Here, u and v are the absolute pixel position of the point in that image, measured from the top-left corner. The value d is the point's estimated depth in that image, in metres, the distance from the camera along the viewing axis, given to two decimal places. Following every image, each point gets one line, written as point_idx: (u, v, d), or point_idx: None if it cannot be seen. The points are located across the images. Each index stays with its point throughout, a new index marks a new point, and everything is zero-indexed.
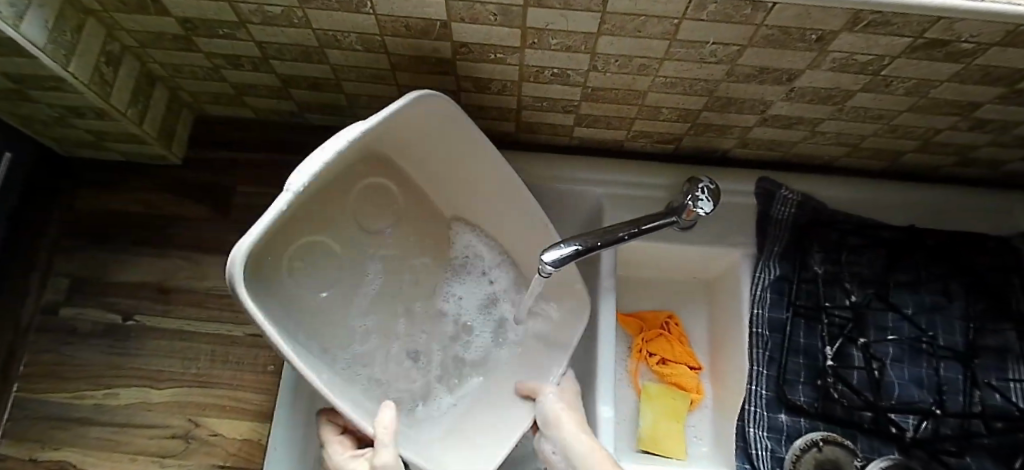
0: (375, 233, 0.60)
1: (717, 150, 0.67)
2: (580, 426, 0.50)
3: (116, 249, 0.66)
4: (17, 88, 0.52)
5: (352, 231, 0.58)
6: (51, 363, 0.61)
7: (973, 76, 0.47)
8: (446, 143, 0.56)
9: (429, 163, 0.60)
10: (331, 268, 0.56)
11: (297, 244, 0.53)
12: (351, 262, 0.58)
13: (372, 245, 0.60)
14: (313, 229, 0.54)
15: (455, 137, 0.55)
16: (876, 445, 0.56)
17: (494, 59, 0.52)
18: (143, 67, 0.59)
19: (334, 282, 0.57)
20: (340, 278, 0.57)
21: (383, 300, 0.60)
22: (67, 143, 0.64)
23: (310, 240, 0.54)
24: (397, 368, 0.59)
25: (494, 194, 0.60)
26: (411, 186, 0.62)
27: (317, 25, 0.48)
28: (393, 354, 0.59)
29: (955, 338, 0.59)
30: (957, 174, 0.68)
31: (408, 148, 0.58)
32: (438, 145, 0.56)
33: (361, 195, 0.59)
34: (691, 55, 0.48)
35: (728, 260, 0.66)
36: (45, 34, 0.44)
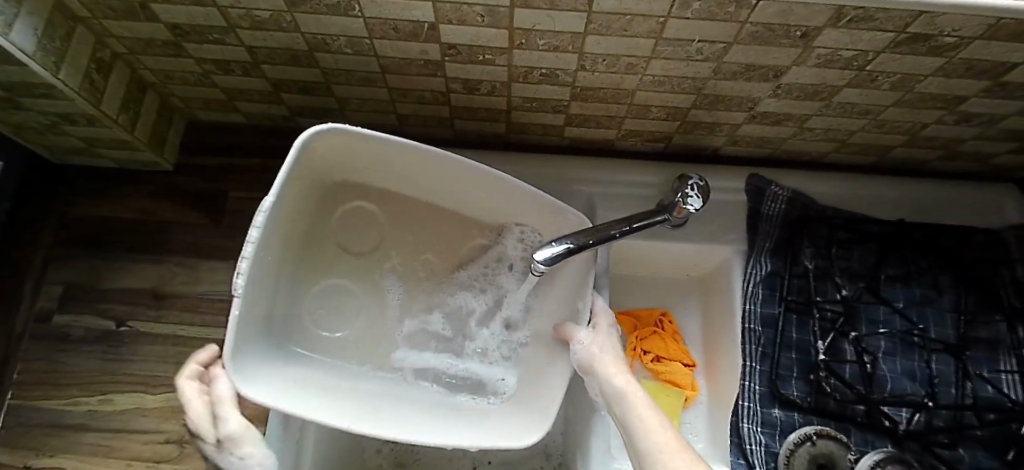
0: (374, 249, 0.60)
1: (707, 147, 0.68)
2: (620, 368, 0.49)
3: (109, 256, 0.66)
4: (7, 95, 0.52)
5: (346, 258, 0.59)
6: (44, 371, 0.61)
7: (957, 69, 0.48)
8: (383, 155, 0.51)
9: (388, 170, 0.56)
10: (350, 303, 0.59)
11: (313, 294, 0.57)
12: (366, 288, 0.59)
13: (376, 261, 0.60)
14: (325, 274, 0.58)
15: (376, 148, 0.49)
16: (869, 438, 0.57)
17: (482, 60, 0.52)
18: (134, 74, 0.59)
19: (361, 310, 0.59)
20: (363, 307, 0.59)
21: (407, 301, 0.60)
22: (59, 150, 0.65)
23: (326, 283, 0.58)
24: (449, 356, 0.60)
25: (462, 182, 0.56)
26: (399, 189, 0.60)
27: (306, 29, 0.49)
28: (437, 345, 0.60)
29: (946, 331, 0.59)
30: (945, 168, 0.68)
31: (366, 165, 0.55)
32: (374, 156, 0.52)
33: (343, 218, 0.59)
34: (677, 53, 0.49)
35: (719, 257, 0.67)
36: (34, 41, 0.45)
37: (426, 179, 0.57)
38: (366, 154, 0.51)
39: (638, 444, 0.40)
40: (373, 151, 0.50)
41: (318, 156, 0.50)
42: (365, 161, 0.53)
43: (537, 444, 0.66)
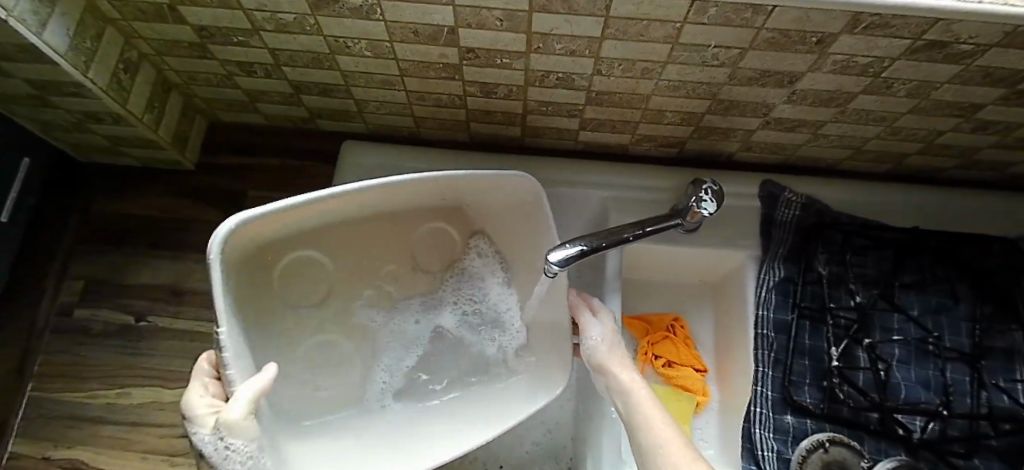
0: (329, 289, 0.59)
1: (721, 153, 0.68)
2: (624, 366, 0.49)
3: (130, 252, 0.67)
4: (37, 94, 0.53)
5: (301, 316, 0.58)
6: (65, 364, 0.62)
7: (973, 77, 0.48)
8: (305, 210, 0.48)
9: (324, 221, 0.53)
10: (335, 357, 0.59)
11: (302, 358, 0.57)
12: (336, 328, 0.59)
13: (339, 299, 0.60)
14: (299, 340, 0.57)
15: (298, 211, 0.47)
16: (882, 446, 0.56)
17: (499, 64, 0.53)
18: (159, 74, 0.60)
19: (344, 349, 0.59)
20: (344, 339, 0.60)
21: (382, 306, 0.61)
22: (84, 149, 0.66)
23: (305, 345, 0.57)
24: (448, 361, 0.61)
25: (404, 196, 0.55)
26: (337, 227, 0.57)
27: (328, 32, 0.50)
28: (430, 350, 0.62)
29: (961, 339, 0.59)
30: (961, 176, 0.68)
31: (306, 225, 0.52)
32: (300, 216, 0.49)
33: (288, 277, 0.56)
34: (693, 58, 0.49)
35: (732, 262, 0.67)
36: (66, 41, 0.46)
37: (370, 209, 0.55)
38: (292, 217, 0.48)
39: (640, 436, 0.42)
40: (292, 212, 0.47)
41: (246, 244, 0.47)
42: (289, 225, 0.50)
43: (547, 446, 0.66)
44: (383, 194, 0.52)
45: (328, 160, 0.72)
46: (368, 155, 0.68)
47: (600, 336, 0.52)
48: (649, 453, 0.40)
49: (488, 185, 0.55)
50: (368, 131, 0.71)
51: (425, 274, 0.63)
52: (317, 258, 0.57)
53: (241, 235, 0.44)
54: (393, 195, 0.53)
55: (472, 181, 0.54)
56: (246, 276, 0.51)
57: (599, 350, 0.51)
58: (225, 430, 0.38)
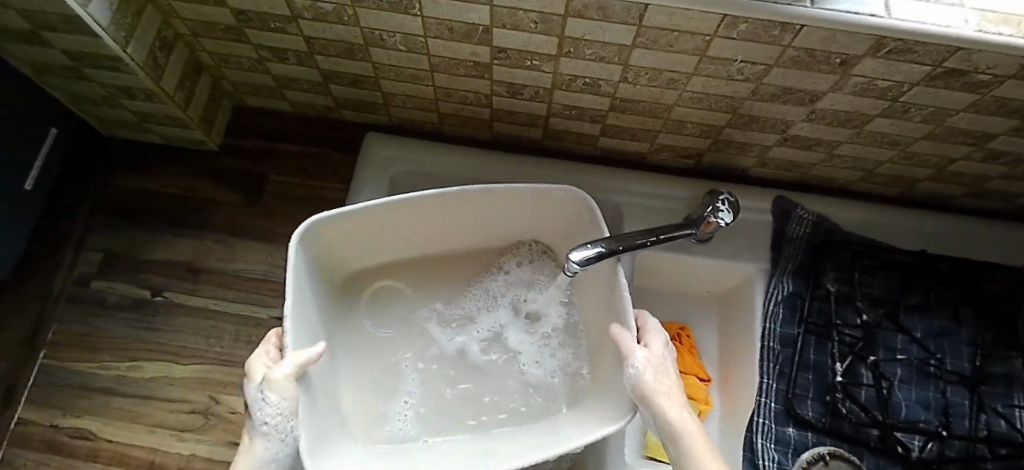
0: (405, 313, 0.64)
1: (737, 167, 0.69)
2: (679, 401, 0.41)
3: (150, 227, 0.68)
4: (74, 65, 0.54)
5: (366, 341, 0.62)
6: (79, 334, 0.63)
7: (989, 106, 0.49)
8: (365, 225, 0.55)
9: (382, 241, 0.60)
10: (397, 377, 0.61)
11: (375, 377, 0.60)
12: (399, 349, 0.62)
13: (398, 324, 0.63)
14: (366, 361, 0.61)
15: (356, 222, 0.54)
16: (881, 463, 0.57)
17: (529, 65, 0.54)
18: (192, 55, 0.62)
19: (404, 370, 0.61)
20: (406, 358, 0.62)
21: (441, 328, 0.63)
22: (111, 123, 0.67)
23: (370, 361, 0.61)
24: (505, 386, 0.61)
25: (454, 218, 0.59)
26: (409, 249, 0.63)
27: (365, 24, 0.51)
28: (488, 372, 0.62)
29: (962, 363, 0.60)
30: (970, 204, 0.69)
31: (366, 245, 0.59)
32: (360, 231, 0.56)
33: (376, 297, 0.64)
34: (719, 71, 0.51)
35: (741, 274, 0.68)
36: (110, 15, 0.47)
37: (423, 233, 0.61)
38: (354, 230, 0.55)
39: None
40: (351, 223, 0.54)
41: (317, 256, 0.54)
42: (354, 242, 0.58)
43: None
44: (429, 213, 0.57)
45: (350, 150, 0.73)
46: (386, 149, 0.69)
47: (648, 363, 0.43)
48: None
49: (520, 205, 0.58)
50: (392, 124, 0.72)
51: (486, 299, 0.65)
52: (400, 284, 0.64)
53: (314, 242, 0.52)
54: (439, 216, 0.58)
55: (502, 204, 0.58)
56: (322, 292, 0.58)
57: (645, 380, 0.42)
58: (269, 384, 0.39)
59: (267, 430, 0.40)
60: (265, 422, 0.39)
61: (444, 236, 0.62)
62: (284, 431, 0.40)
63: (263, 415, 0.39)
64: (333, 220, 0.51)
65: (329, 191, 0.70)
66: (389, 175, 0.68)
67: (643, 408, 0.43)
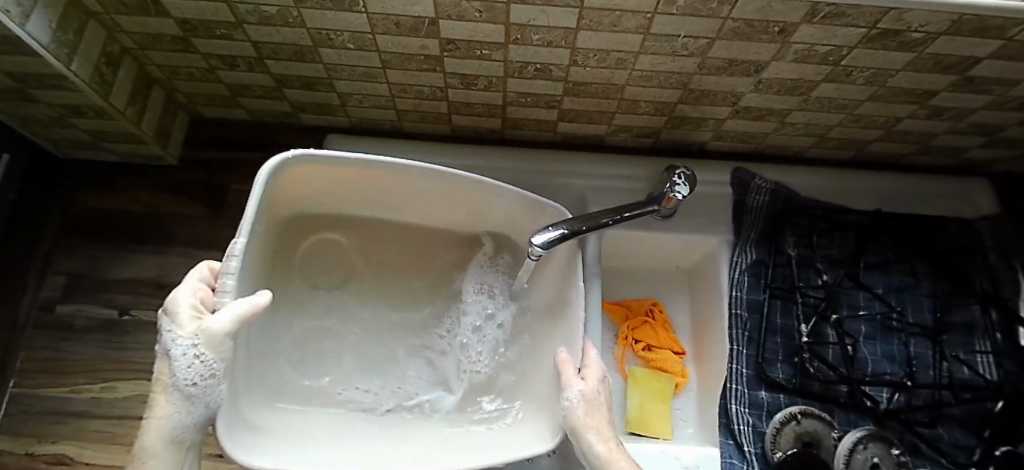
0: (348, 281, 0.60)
1: (694, 142, 0.71)
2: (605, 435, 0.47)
3: (113, 246, 0.67)
4: (19, 87, 0.53)
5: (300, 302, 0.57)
6: (47, 359, 0.62)
7: (925, 64, 0.51)
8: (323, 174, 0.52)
9: (338, 192, 0.56)
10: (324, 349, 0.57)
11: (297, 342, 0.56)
12: (344, 318, 0.58)
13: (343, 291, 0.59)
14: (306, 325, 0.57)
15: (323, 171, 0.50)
16: (852, 418, 0.59)
17: (479, 55, 0.55)
18: (142, 69, 0.61)
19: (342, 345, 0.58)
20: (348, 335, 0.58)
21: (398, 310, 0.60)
22: (64, 144, 0.66)
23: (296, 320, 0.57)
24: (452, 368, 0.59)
25: (420, 191, 0.56)
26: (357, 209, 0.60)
27: (311, 24, 0.51)
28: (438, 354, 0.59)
29: (923, 315, 0.62)
30: (918, 162, 0.72)
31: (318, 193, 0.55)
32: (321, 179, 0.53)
33: (313, 253, 0.59)
34: (664, 48, 0.51)
35: (707, 247, 0.69)
36: (49, 33, 0.47)
37: (378, 197, 0.58)
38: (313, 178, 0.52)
39: None
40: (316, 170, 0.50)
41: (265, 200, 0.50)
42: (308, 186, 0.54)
43: None
44: (391, 182, 0.54)
45: None
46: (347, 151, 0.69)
47: (580, 396, 0.48)
48: None
49: (511, 206, 0.57)
50: (351, 124, 0.72)
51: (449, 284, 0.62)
52: (342, 241, 0.60)
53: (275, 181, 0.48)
54: (403, 188, 0.55)
55: (488, 201, 0.57)
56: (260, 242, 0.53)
57: (575, 414, 0.47)
58: (202, 337, 0.38)
59: (192, 391, 0.38)
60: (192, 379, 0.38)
61: (400, 206, 0.59)
62: (208, 392, 0.39)
63: (190, 375, 0.38)
64: (300, 162, 0.48)
65: None
66: None
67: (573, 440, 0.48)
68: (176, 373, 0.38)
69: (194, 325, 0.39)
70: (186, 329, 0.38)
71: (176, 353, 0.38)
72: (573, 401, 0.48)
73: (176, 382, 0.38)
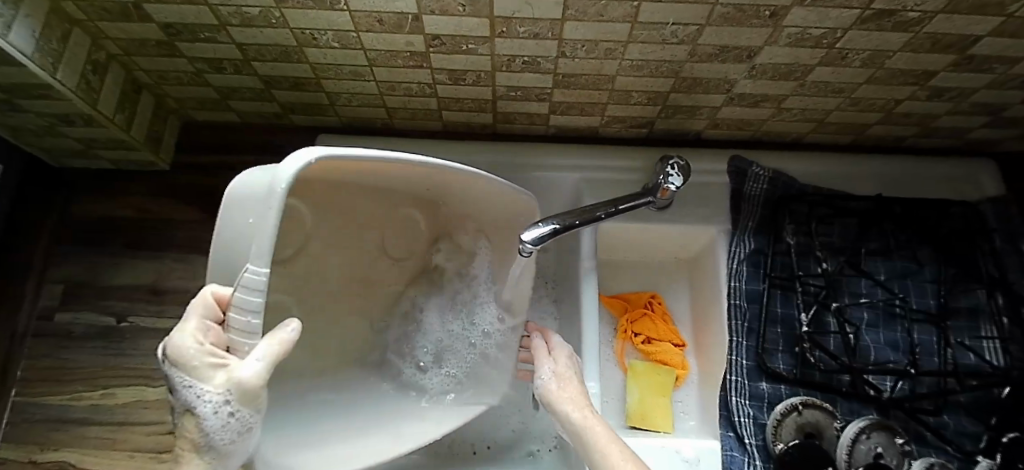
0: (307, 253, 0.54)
1: (690, 131, 0.69)
2: (576, 401, 0.50)
3: (109, 254, 0.67)
4: (6, 97, 0.53)
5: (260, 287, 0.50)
6: (47, 367, 0.63)
7: (923, 44, 0.50)
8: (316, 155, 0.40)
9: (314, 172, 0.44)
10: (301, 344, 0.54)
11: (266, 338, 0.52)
12: (323, 305, 0.56)
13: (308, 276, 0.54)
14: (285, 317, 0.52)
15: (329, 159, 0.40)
16: (854, 408, 0.58)
17: (466, 50, 0.54)
18: (129, 75, 0.61)
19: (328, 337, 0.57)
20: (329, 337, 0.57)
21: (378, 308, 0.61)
22: (57, 153, 0.66)
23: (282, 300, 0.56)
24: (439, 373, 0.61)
25: (430, 182, 0.51)
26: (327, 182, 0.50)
27: (294, 24, 0.50)
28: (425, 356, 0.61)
29: (927, 301, 0.61)
30: (919, 144, 0.70)
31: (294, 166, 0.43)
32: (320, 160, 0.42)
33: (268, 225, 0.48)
34: (653, 37, 0.50)
35: (705, 237, 0.68)
36: (33, 42, 0.46)
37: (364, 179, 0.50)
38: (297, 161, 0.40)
39: None
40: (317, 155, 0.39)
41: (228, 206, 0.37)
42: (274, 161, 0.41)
43: (523, 434, 0.66)
44: (412, 178, 0.48)
45: None
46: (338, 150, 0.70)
47: (551, 373, 0.53)
48: None
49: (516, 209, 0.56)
50: (342, 124, 0.72)
51: (408, 250, 0.62)
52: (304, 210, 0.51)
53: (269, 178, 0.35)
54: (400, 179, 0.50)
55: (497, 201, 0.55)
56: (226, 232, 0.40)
57: (549, 388, 0.52)
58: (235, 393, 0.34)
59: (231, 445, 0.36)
60: (229, 434, 0.36)
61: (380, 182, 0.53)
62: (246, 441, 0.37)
63: (228, 435, 0.35)
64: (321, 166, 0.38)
65: None
66: None
67: (550, 414, 0.51)
68: (209, 430, 0.35)
69: (222, 380, 0.35)
70: (214, 385, 0.34)
71: (207, 411, 0.35)
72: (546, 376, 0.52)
73: (210, 438, 0.35)
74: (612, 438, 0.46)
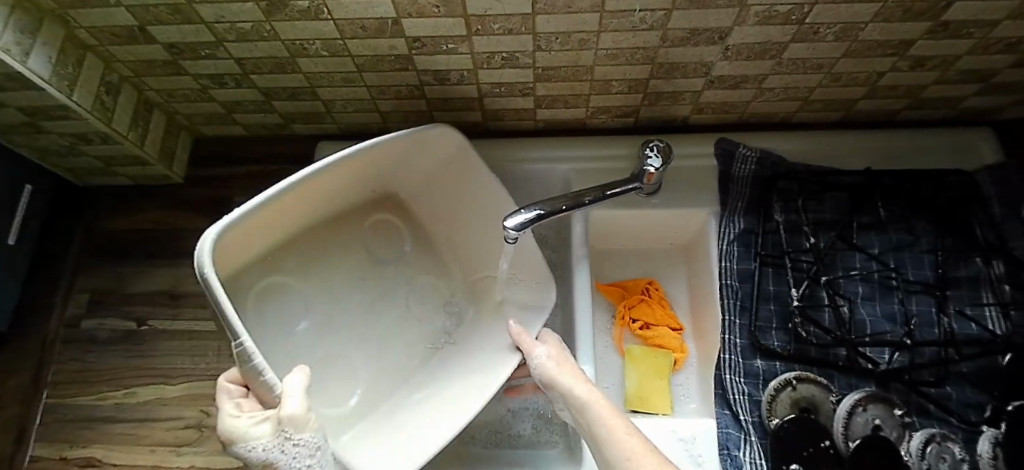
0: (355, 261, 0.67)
1: (675, 118, 0.71)
2: (578, 379, 0.49)
3: (131, 264, 0.73)
4: (30, 120, 0.58)
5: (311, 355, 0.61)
6: (76, 371, 0.68)
7: (894, 13, 0.50)
8: (405, 238, 0.70)
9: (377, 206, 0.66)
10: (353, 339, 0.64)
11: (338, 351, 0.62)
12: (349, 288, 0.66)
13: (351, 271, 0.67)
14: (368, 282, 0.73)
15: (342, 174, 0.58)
16: (852, 382, 0.57)
17: (446, 49, 0.56)
18: (141, 95, 0.66)
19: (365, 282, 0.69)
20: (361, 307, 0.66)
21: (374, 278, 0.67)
22: (81, 173, 0.73)
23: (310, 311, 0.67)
24: None
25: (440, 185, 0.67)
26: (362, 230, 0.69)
27: (285, 36, 0.54)
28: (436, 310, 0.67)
29: (925, 272, 0.61)
30: (910, 116, 0.70)
31: (376, 223, 0.69)
32: (345, 186, 0.63)
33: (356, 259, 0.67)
34: (623, 24, 0.52)
35: (697, 220, 0.69)
36: (50, 67, 0.51)
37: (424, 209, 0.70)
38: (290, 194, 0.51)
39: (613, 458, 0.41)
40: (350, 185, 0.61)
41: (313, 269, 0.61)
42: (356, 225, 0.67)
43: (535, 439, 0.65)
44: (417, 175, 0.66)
45: (307, 162, 0.76)
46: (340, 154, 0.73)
47: (545, 355, 0.53)
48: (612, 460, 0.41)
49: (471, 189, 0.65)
50: (341, 131, 0.76)
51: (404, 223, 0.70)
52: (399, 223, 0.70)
53: (421, 274, 0.70)
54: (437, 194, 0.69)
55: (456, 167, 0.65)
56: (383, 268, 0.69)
57: (546, 366, 0.51)
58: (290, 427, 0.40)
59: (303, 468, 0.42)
60: (306, 460, 0.42)
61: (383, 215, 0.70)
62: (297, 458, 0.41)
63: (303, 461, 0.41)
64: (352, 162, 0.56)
65: None
66: None
67: (551, 393, 0.51)
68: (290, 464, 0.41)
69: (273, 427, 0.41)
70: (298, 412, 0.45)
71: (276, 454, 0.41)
72: (542, 356, 0.53)
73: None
74: (618, 417, 0.45)
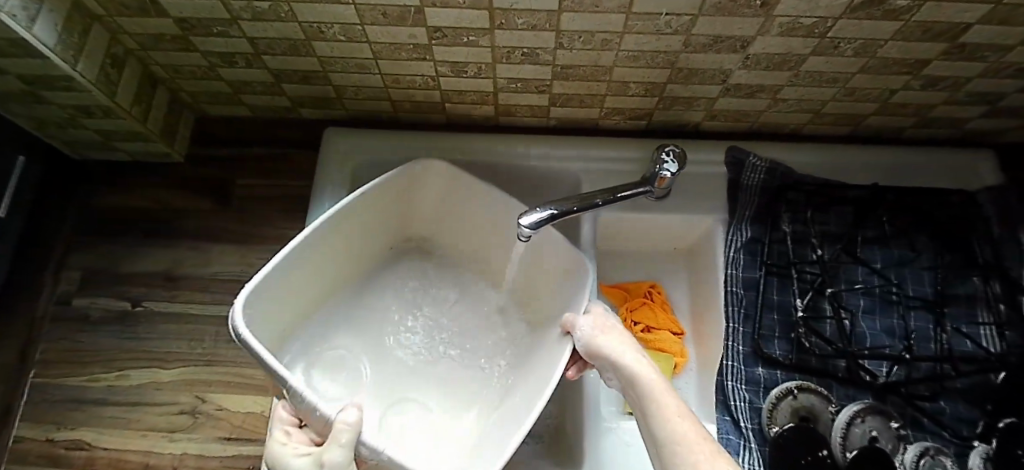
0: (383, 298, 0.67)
1: (686, 123, 0.71)
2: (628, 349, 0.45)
3: (127, 244, 0.71)
4: (30, 90, 0.56)
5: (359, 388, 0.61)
6: (65, 350, 0.66)
7: (913, 32, 0.51)
8: (436, 267, 0.70)
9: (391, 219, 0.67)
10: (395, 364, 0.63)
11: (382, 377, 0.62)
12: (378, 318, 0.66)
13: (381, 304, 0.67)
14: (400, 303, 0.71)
15: (348, 228, 0.60)
16: (850, 393, 0.58)
17: (466, 42, 0.55)
18: (145, 70, 0.63)
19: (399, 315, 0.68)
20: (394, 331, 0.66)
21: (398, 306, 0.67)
22: (77, 146, 0.70)
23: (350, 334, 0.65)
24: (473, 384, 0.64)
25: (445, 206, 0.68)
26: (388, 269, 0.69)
27: (302, 18, 0.52)
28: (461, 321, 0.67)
29: (924, 288, 0.62)
30: (916, 134, 0.71)
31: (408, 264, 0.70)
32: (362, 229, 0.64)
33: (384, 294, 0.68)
34: (648, 27, 0.52)
35: (704, 226, 0.69)
36: (55, 36, 0.49)
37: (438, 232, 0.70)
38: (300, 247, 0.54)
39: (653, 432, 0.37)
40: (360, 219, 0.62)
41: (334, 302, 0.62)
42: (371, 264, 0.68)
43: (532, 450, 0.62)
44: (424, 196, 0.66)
45: (313, 147, 0.75)
46: (348, 141, 0.71)
47: (591, 324, 0.49)
48: (655, 436, 0.37)
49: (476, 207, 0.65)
50: (350, 117, 0.74)
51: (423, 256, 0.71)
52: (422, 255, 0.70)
53: (462, 292, 0.69)
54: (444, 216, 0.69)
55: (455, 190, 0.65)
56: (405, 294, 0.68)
57: (591, 338, 0.48)
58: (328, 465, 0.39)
59: None
60: None
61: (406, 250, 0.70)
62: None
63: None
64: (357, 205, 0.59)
65: (301, 189, 0.73)
66: (351, 167, 0.70)
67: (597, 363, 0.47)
68: None
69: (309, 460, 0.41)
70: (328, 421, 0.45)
71: None
72: (584, 327, 0.49)
73: None
74: (667, 391, 0.39)
